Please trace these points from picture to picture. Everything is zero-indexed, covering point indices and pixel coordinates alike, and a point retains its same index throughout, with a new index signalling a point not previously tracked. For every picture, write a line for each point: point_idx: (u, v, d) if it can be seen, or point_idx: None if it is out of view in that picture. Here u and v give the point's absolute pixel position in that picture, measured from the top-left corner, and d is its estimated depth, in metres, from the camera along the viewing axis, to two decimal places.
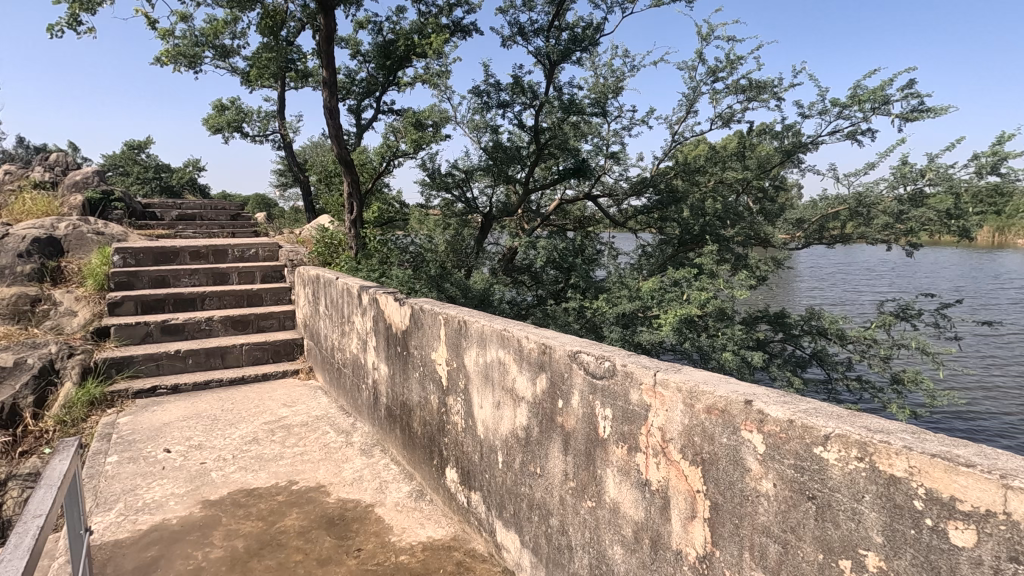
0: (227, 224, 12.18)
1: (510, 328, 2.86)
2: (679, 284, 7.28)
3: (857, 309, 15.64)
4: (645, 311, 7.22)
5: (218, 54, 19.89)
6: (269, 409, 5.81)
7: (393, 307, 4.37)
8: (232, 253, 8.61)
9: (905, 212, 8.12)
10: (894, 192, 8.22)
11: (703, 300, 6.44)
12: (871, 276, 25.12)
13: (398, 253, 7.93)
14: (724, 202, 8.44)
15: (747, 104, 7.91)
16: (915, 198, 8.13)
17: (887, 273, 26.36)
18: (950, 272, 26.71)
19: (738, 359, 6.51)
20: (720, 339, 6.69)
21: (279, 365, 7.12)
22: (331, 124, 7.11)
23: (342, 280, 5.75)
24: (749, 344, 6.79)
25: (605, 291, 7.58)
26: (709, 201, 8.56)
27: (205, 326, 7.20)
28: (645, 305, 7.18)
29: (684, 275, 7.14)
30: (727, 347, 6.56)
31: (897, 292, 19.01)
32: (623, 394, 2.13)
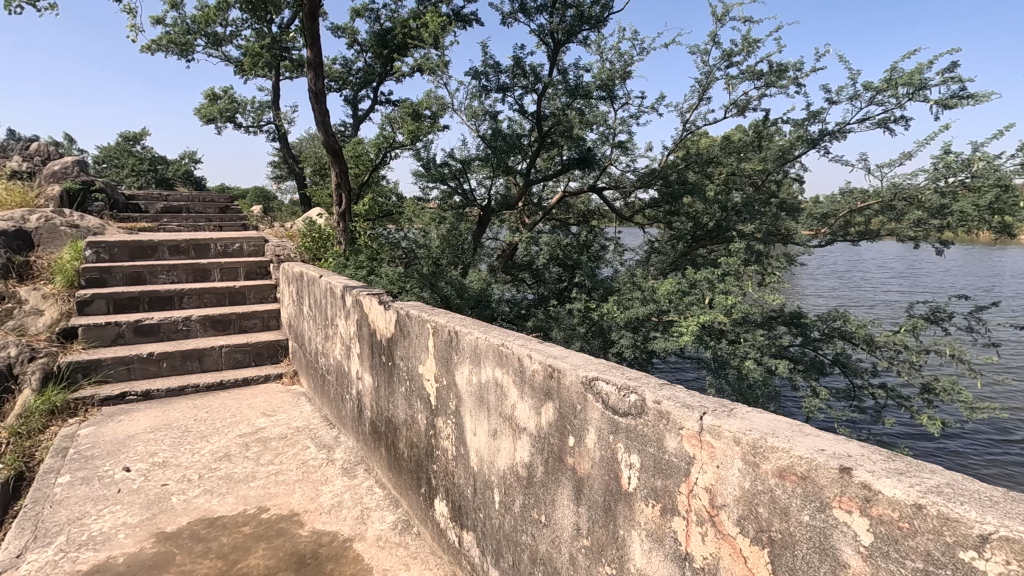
0: (215, 217, 11.68)
1: (509, 343, 2.37)
2: (699, 287, 6.79)
3: (884, 311, 15.20)
4: (662, 315, 6.82)
5: (210, 42, 19.33)
6: (246, 419, 5.33)
7: (377, 311, 3.88)
8: (215, 247, 8.11)
9: (946, 206, 7.66)
10: (934, 184, 7.76)
11: (728, 306, 6.04)
12: (886, 275, 24.68)
13: (389, 249, 7.44)
14: (746, 196, 7.92)
15: (765, 91, 7.40)
16: (955, 192, 7.66)
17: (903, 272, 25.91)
18: (966, 271, 26.23)
19: (761, 369, 6.07)
20: (743, 345, 6.24)
21: (262, 369, 6.63)
22: (316, 109, 6.59)
23: (325, 278, 5.26)
24: (772, 351, 6.31)
25: (615, 292, 7.12)
26: (723, 194, 8.07)
27: (183, 326, 6.71)
28: (661, 309, 6.73)
29: (704, 277, 6.64)
30: (749, 355, 6.10)
31: (916, 293, 18.60)
32: (656, 439, 1.64)
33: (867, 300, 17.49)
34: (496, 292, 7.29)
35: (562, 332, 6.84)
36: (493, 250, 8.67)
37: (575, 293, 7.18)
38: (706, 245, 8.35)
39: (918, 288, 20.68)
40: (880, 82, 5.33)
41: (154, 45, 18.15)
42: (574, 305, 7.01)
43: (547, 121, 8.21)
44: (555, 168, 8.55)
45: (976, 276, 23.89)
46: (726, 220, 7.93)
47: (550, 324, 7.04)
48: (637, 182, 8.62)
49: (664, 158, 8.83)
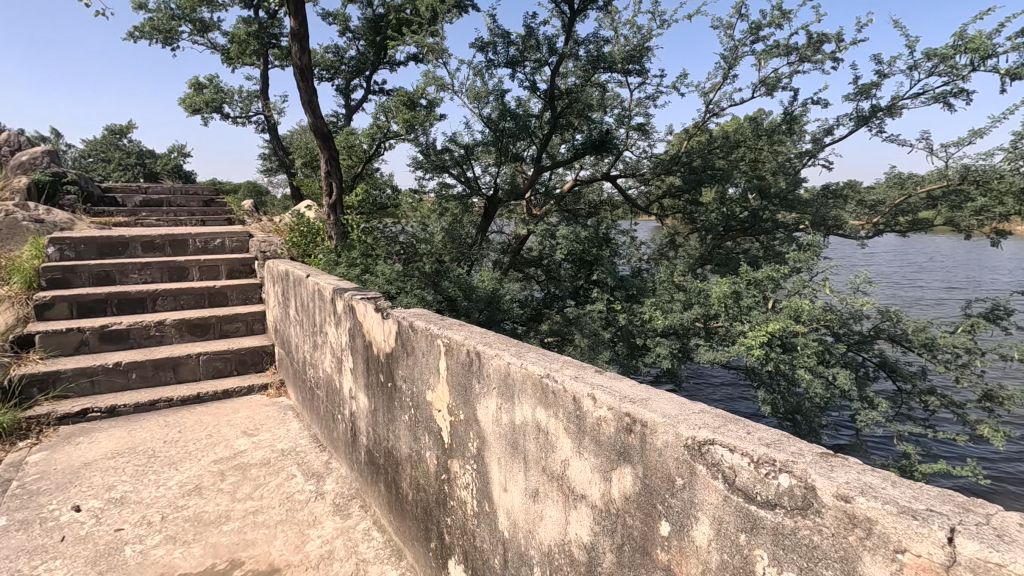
0: (199, 211, 10.93)
1: (557, 375, 1.72)
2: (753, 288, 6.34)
3: (918, 311, 14.60)
4: (709, 321, 6.44)
5: (196, 28, 18.43)
6: (225, 439, 4.67)
7: (372, 319, 3.22)
8: (193, 243, 7.38)
9: None
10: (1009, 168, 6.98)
11: (798, 310, 5.72)
12: (903, 269, 24.11)
13: (386, 244, 6.77)
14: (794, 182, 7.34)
15: (797, 67, 6.74)
16: None
17: (919, 266, 25.34)
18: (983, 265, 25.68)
19: (823, 381, 5.76)
20: (798, 353, 5.77)
21: (244, 379, 5.95)
22: (302, 88, 5.88)
23: (313, 278, 4.60)
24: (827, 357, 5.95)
25: (651, 295, 6.72)
26: (753, 181, 7.47)
27: (155, 332, 6.01)
28: (708, 313, 6.34)
29: (767, 277, 6.21)
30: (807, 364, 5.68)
31: (938, 290, 18.04)
32: (841, 562, 0.99)
33: (892, 296, 16.87)
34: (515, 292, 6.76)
35: (585, 337, 6.33)
36: (500, 244, 8.02)
37: (595, 292, 6.65)
38: (736, 236, 7.81)
39: (930, 282, 20.16)
40: (945, 49, 4.72)
41: (135, 31, 17.25)
42: (597, 305, 6.49)
43: (561, 102, 7.57)
44: (568, 151, 7.92)
45: (996, 270, 23.31)
46: (762, 209, 7.36)
47: (572, 327, 6.53)
48: (654, 168, 8.06)
49: (683, 145, 8.24)
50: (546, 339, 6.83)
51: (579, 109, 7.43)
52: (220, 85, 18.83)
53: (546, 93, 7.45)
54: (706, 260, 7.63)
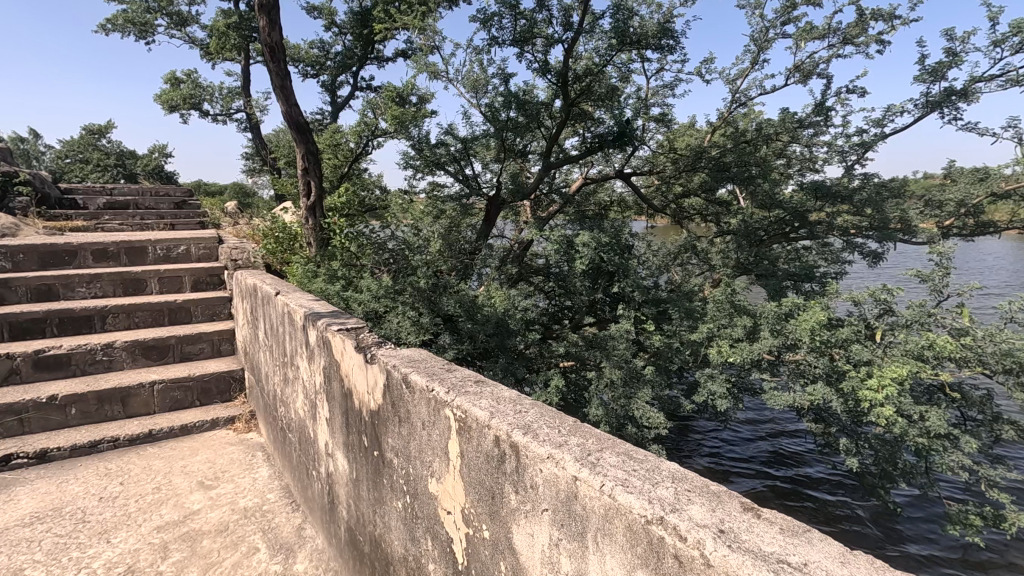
0: (169, 213, 10.03)
1: (684, 532, 0.93)
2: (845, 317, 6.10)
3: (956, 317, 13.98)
4: (783, 352, 6.14)
5: (174, 21, 17.35)
6: (177, 494, 3.82)
7: (352, 363, 2.41)
8: (153, 250, 6.49)
9: None
10: None
11: (919, 349, 5.67)
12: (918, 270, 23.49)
13: (372, 253, 5.95)
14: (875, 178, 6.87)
15: (836, 50, 6.04)
16: None
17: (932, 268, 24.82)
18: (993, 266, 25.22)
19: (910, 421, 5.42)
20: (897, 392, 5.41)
21: (208, 411, 5.10)
22: (273, 70, 5.07)
23: (282, 297, 3.79)
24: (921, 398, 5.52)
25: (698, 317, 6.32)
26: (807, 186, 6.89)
27: (103, 356, 5.14)
28: (784, 342, 5.89)
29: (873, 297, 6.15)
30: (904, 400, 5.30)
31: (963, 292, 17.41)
32: None
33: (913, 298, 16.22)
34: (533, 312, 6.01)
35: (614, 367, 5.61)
36: (501, 246, 7.15)
37: (622, 311, 5.98)
38: (777, 241, 7.45)
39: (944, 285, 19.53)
40: None
41: (107, 23, 16.23)
42: (623, 326, 5.78)
43: (574, 88, 6.83)
44: (582, 145, 7.14)
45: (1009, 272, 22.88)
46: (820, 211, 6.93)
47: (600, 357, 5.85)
48: (678, 168, 7.31)
49: (707, 139, 7.49)
50: (564, 363, 6.18)
51: (596, 96, 6.68)
52: (198, 81, 17.75)
53: (557, 78, 6.67)
54: (748, 270, 7.04)
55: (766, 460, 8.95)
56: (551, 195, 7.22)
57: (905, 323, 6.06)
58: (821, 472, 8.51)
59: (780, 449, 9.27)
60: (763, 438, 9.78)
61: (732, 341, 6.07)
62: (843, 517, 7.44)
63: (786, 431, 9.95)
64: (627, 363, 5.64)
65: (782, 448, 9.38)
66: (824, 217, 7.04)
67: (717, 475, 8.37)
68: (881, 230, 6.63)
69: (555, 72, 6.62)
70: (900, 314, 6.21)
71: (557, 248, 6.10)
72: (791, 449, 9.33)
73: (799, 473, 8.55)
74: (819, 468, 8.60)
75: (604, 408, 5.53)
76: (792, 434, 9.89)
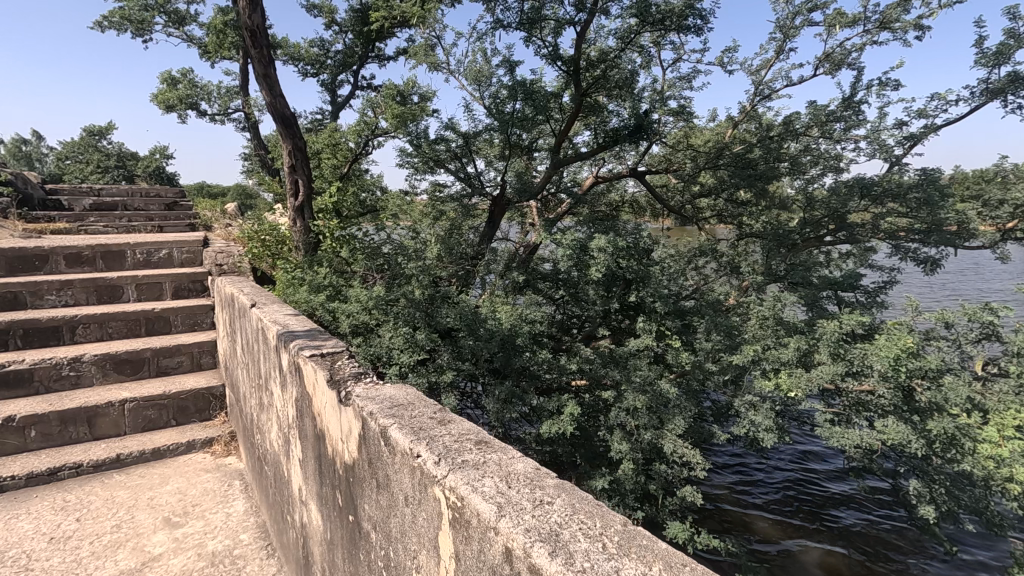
0: (158, 215, 9.60)
1: None
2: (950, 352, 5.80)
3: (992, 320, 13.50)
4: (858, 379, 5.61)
5: (171, 19, 16.93)
6: (138, 534, 3.36)
7: (325, 400, 1.93)
8: (132, 255, 6.04)
9: None
10: None
11: None
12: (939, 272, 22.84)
13: (366, 257, 5.49)
14: (908, 174, 6.42)
15: (871, 37, 5.57)
16: None
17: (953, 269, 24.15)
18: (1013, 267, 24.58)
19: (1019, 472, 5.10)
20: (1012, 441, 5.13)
21: (184, 431, 4.64)
22: (255, 57, 4.64)
23: (257, 309, 3.32)
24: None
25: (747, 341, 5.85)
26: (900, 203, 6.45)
27: (70, 372, 4.68)
28: (852, 370, 5.47)
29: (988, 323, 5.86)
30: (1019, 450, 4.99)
31: (991, 295, 16.80)
32: None
33: (937, 302, 15.63)
34: (543, 325, 5.55)
35: (636, 389, 5.14)
36: (505, 251, 6.68)
37: (642, 325, 5.54)
38: (806, 242, 7.00)
39: (966, 287, 18.88)
40: None
41: (103, 22, 15.84)
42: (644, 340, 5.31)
43: (587, 77, 6.37)
44: (593, 142, 6.70)
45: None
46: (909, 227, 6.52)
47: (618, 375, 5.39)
48: (696, 167, 6.86)
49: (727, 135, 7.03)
50: (576, 381, 5.73)
51: (611, 85, 6.25)
52: (195, 80, 17.27)
53: (568, 68, 6.21)
54: (780, 278, 6.61)
55: (794, 487, 8.42)
56: (561, 193, 6.77)
57: (1015, 351, 5.90)
58: (850, 503, 8.00)
59: (807, 476, 8.81)
60: (788, 464, 9.27)
61: (779, 364, 5.61)
62: (877, 551, 6.92)
63: (814, 458, 9.49)
64: (647, 380, 5.17)
65: (814, 475, 8.87)
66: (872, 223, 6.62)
67: (742, 500, 7.95)
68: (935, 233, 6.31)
69: (566, 58, 6.17)
70: (1007, 339, 6.02)
71: (569, 254, 5.61)
72: (823, 476, 8.82)
73: (828, 502, 8.03)
74: (851, 499, 8.11)
75: (623, 438, 5.05)
76: (823, 461, 9.37)
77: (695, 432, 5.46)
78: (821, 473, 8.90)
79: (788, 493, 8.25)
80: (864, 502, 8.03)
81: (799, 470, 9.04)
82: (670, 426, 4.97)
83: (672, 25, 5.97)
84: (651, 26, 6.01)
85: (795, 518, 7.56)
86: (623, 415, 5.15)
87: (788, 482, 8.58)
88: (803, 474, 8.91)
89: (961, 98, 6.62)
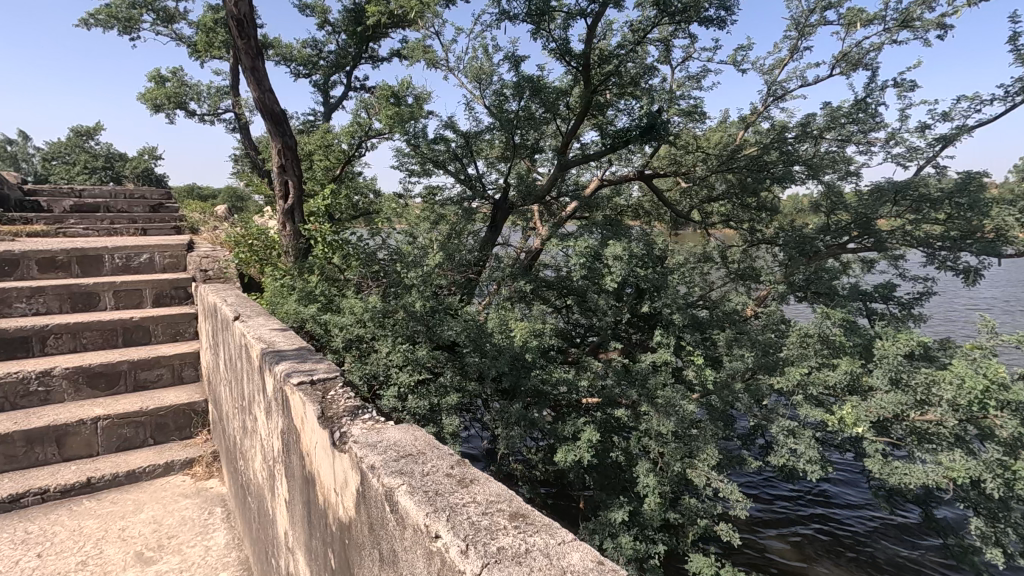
0: (143, 217, 9.22)
1: None
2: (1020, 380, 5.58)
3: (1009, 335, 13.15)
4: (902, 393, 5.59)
5: (160, 18, 16.53)
6: (107, 572, 3.02)
7: (317, 444, 1.61)
8: (110, 260, 5.68)
9: None
10: None
11: None
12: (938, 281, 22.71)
13: (361, 263, 5.19)
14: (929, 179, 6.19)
15: (889, 36, 5.35)
16: None
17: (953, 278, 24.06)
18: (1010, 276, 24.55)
19: None
20: None
21: (162, 451, 4.30)
22: (242, 48, 4.36)
23: (241, 322, 3.00)
24: None
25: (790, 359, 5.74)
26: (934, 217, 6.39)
27: (39, 386, 4.32)
28: (920, 400, 5.39)
29: None
30: None
31: (995, 307, 16.59)
32: None
33: (942, 312, 15.42)
34: (551, 337, 5.27)
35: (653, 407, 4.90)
36: (507, 257, 6.41)
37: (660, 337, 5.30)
38: (828, 247, 6.80)
39: (967, 297, 18.74)
40: None
41: (89, 19, 15.42)
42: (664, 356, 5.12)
43: (595, 74, 6.12)
44: (601, 143, 6.46)
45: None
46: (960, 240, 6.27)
47: (638, 394, 5.14)
48: (706, 170, 6.63)
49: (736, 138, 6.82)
50: (587, 398, 5.47)
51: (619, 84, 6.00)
52: (183, 79, 16.83)
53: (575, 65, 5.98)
54: (803, 290, 6.40)
55: (815, 521, 8.18)
56: (570, 195, 6.54)
57: None
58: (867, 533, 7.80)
59: (821, 507, 8.62)
60: (804, 493, 9.08)
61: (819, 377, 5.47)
62: None
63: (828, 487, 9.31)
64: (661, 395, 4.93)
65: (835, 504, 8.71)
66: (897, 235, 6.59)
67: (758, 532, 7.74)
68: (971, 239, 6.17)
69: (574, 55, 5.91)
70: None
71: (581, 263, 5.33)
72: (845, 506, 8.66)
73: (845, 534, 7.83)
74: (868, 530, 7.95)
75: (650, 470, 4.88)
76: (839, 491, 9.18)
77: (728, 461, 5.30)
78: (841, 505, 8.71)
79: (802, 525, 8.06)
80: (881, 533, 7.91)
81: (812, 500, 8.85)
82: (701, 456, 4.78)
83: (696, 15, 5.70)
84: (670, 17, 5.78)
85: (810, 551, 7.37)
86: (650, 444, 4.98)
87: (806, 514, 8.39)
88: (823, 505, 8.68)
89: (995, 97, 6.40)
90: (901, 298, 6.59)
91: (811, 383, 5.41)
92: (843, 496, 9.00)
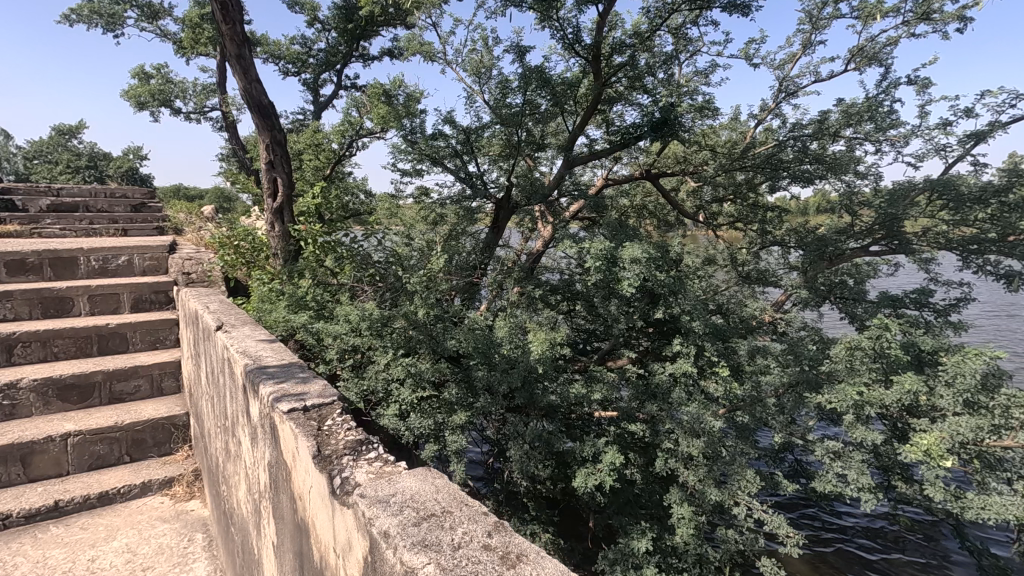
0: (124, 216, 8.82)
1: None
2: None
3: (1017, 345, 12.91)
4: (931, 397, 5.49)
5: (144, 14, 16.05)
6: None
7: (311, 490, 1.34)
8: (85, 262, 5.33)
9: None
10: None
11: None
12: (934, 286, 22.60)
13: (355, 266, 4.90)
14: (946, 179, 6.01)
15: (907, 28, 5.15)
16: None
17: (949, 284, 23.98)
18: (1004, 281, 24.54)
19: None
20: None
21: (139, 469, 3.98)
22: (227, 33, 4.06)
23: (223, 333, 2.70)
24: None
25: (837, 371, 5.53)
26: (965, 221, 6.27)
27: (4, 400, 3.97)
28: (991, 421, 5.06)
29: None
30: None
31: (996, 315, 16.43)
32: None
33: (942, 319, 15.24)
34: (560, 345, 5.02)
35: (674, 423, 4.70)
36: (509, 260, 6.15)
37: (681, 346, 5.14)
38: (851, 249, 6.60)
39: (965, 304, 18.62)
40: None
41: (69, 15, 14.89)
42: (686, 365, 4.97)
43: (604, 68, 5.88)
44: (610, 141, 6.23)
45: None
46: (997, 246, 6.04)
47: (657, 409, 4.90)
48: (718, 168, 6.42)
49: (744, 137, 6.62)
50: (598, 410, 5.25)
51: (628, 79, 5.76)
52: (168, 76, 16.35)
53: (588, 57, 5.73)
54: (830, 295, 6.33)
55: (822, 550, 8.03)
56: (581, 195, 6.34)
57: None
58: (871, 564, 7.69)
59: (825, 535, 8.49)
60: (807, 520, 8.94)
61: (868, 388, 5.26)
62: None
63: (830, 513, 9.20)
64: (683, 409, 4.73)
65: (838, 532, 8.59)
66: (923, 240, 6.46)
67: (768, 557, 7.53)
68: (1003, 242, 6.04)
69: (582, 48, 5.66)
70: None
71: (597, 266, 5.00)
72: (848, 534, 8.55)
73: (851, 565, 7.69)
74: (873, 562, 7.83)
75: (685, 500, 4.72)
76: (841, 517, 9.06)
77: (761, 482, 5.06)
78: (844, 533, 8.60)
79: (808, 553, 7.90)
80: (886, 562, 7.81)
81: (815, 527, 8.72)
82: (741, 484, 4.54)
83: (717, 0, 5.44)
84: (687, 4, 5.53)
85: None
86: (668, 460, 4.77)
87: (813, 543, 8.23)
88: (828, 533, 8.56)
89: None
90: (937, 304, 6.44)
91: (866, 404, 5.10)
92: (846, 524, 8.88)
